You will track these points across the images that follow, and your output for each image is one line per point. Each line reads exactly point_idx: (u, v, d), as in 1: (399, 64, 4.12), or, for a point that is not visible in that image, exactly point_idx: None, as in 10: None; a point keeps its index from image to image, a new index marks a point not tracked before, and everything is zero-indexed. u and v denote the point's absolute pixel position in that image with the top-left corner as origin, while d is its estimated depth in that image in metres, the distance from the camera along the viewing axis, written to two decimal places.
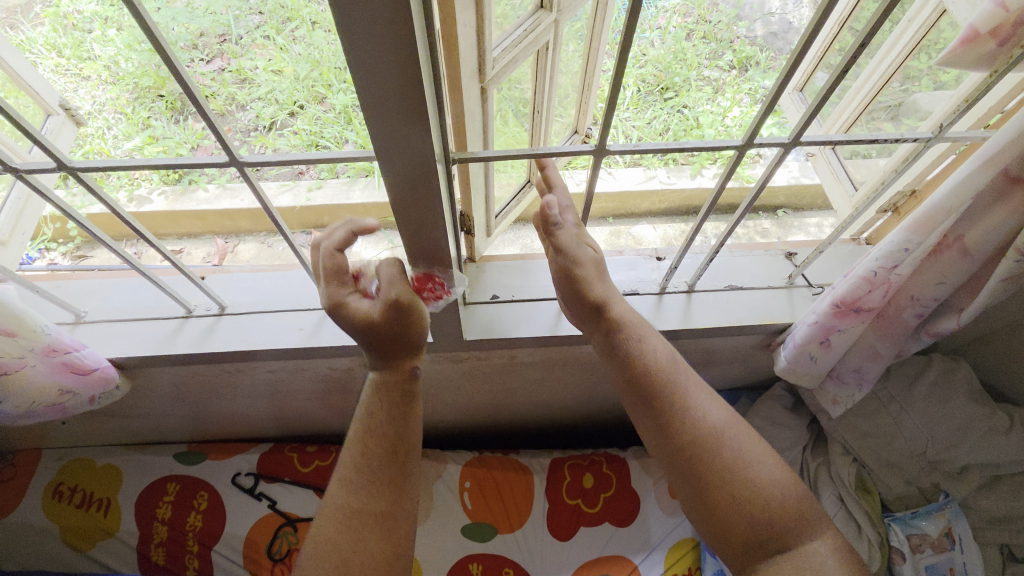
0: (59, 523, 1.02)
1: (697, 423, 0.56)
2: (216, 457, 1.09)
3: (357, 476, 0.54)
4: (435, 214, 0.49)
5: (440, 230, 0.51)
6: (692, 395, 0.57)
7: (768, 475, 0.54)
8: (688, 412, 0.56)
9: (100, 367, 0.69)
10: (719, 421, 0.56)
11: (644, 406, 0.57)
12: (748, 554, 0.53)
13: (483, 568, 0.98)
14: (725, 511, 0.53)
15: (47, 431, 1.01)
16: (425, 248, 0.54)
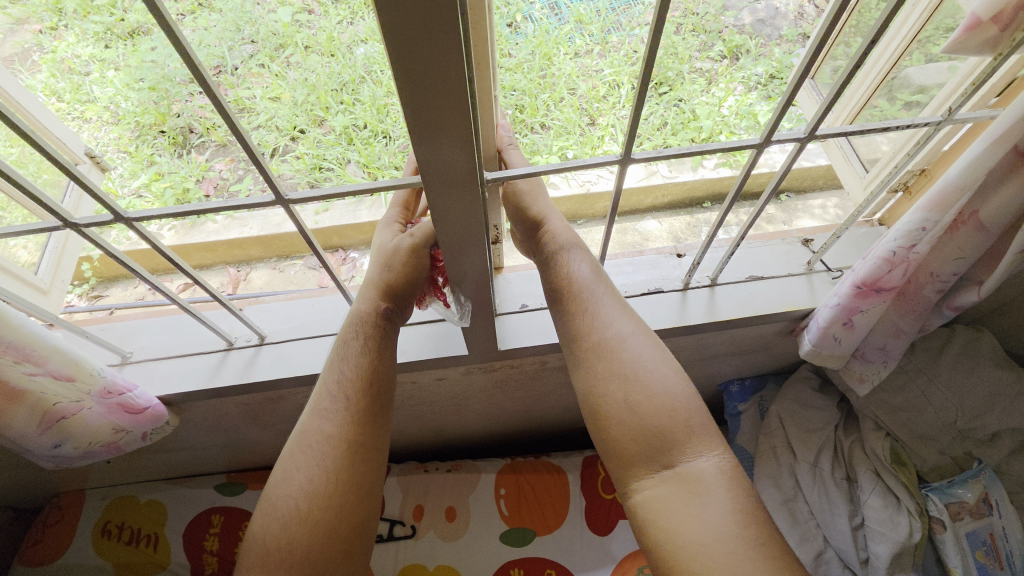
0: (110, 561, 1.04)
1: (600, 332, 0.60)
2: (256, 486, 1.10)
3: (317, 401, 0.60)
4: (473, 232, 0.51)
5: (479, 247, 0.54)
6: (603, 307, 0.61)
7: (665, 390, 0.57)
8: (596, 322, 0.60)
9: (151, 405, 0.71)
10: (626, 332, 0.59)
11: (564, 319, 0.62)
12: (631, 464, 0.55)
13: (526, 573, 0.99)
14: (609, 414, 0.57)
15: (91, 471, 1.04)
16: (460, 266, 0.56)
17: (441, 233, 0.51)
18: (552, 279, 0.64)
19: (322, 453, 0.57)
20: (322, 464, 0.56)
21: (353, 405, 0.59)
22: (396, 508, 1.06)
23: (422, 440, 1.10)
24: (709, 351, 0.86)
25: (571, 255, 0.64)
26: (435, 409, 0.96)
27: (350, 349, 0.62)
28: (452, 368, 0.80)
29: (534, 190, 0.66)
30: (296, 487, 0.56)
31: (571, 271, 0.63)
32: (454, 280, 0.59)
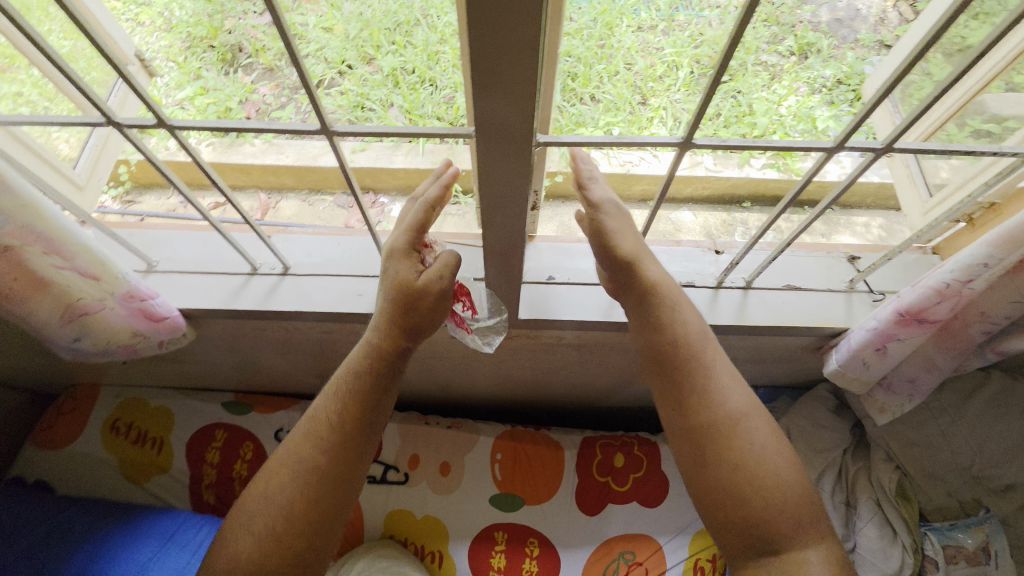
0: (116, 456, 1.09)
1: (711, 407, 0.57)
2: (262, 409, 1.12)
3: (301, 430, 0.59)
4: (517, 197, 0.50)
5: (522, 211, 0.52)
6: (714, 380, 0.58)
7: (779, 478, 0.55)
8: (707, 397, 0.58)
9: (171, 316, 0.72)
10: (737, 409, 0.57)
11: (671, 386, 0.60)
12: (736, 544, 0.56)
13: (508, 537, 1.02)
14: (715, 494, 0.56)
15: (108, 369, 1.07)
16: (499, 228, 0.55)
17: (485, 192, 0.49)
18: (660, 343, 0.60)
19: (291, 486, 0.56)
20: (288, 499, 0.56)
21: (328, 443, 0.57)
22: (391, 454, 1.07)
23: (426, 393, 1.12)
24: (729, 353, 0.84)
25: (676, 307, 0.60)
26: (444, 366, 0.97)
27: (356, 379, 0.59)
28: None
29: (622, 229, 0.59)
30: (260, 521, 0.55)
31: (679, 334, 0.60)
32: (490, 242, 0.58)
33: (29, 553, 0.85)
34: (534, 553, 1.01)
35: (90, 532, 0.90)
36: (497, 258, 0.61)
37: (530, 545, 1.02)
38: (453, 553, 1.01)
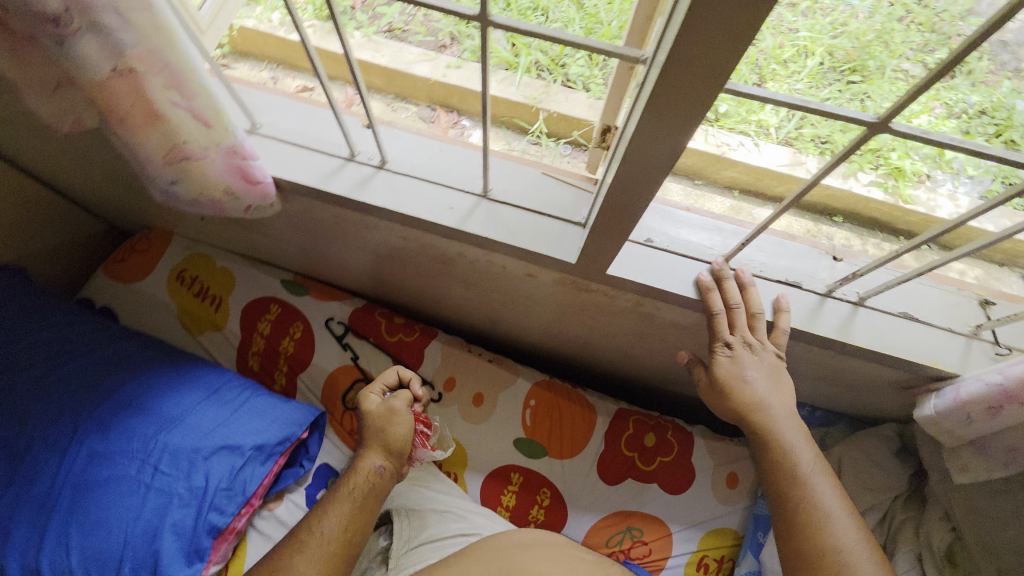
0: (177, 303, 1.13)
1: (820, 535, 0.62)
2: (317, 296, 1.14)
3: (310, 521, 0.75)
4: (688, 120, 0.45)
5: (682, 142, 0.48)
6: (828, 512, 0.63)
7: None
8: (818, 523, 0.63)
9: (264, 181, 0.71)
10: (852, 545, 0.61)
11: (780, 515, 0.66)
12: None
13: (523, 481, 1.02)
14: None
15: (185, 220, 1.10)
16: (644, 160, 0.51)
17: (653, 108, 0.44)
18: (777, 477, 0.66)
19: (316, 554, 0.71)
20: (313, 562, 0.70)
21: (345, 523, 0.75)
22: (430, 370, 1.07)
23: (477, 323, 1.11)
24: (809, 366, 0.79)
25: (790, 443, 0.67)
26: (506, 302, 0.95)
27: (353, 480, 0.79)
28: (548, 272, 0.76)
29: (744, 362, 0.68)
30: None
31: (794, 466, 0.66)
32: (621, 175, 0.54)
33: (87, 372, 0.90)
34: (544, 503, 1.01)
35: (140, 366, 0.92)
36: (619, 191, 0.57)
37: (542, 494, 1.02)
38: (467, 480, 1.03)
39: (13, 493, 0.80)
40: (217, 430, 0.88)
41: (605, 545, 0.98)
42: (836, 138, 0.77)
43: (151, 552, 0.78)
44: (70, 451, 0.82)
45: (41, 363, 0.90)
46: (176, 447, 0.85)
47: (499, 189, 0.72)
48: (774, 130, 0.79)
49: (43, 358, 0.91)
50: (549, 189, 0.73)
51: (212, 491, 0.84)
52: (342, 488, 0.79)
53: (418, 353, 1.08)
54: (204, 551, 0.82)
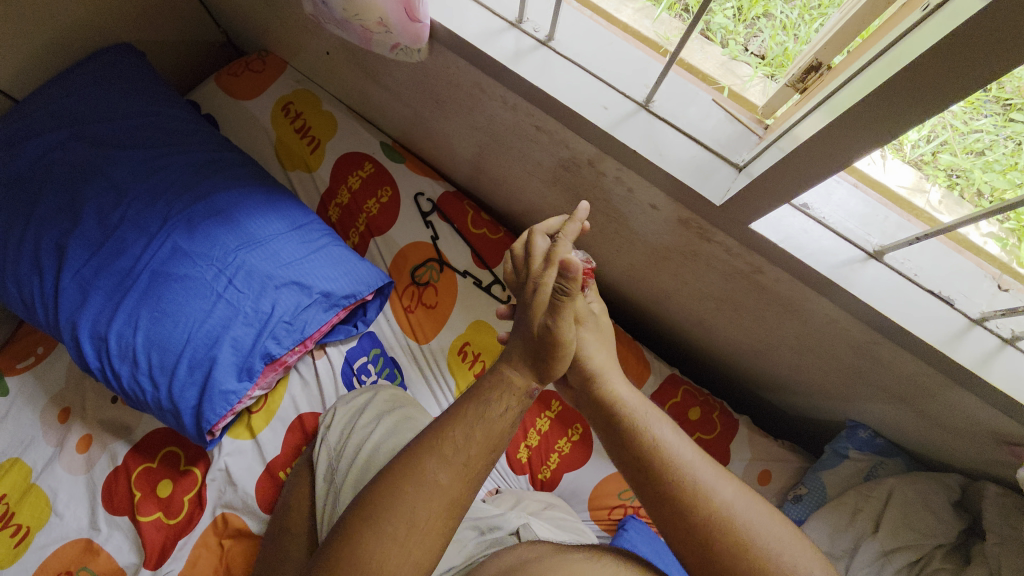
0: (275, 134, 1.13)
1: (694, 499, 0.54)
2: (411, 168, 1.13)
3: (434, 440, 0.55)
4: (1000, 57, 0.38)
5: (938, 100, 0.43)
6: (700, 474, 0.56)
7: (793, 563, 0.51)
8: (693, 487, 0.55)
9: (423, 22, 0.66)
10: (730, 499, 0.54)
11: (649, 490, 0.57)
12: None
13: (560, 411, 1.02)
14: None
15: (307, 51, 1.07)
16: (895, 103, 0.44)
17: (967, 37, 0.38)
18: (634, 453, 0.58)
19: (438, 502, 0.52)
20: (433, 511, 0.51)
21: (482, 456, 0.54)
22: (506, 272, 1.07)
23: None
24: (907, 383, 0.74)
25: (648, 419, 0.60)
26: (604, 229, 0.91)
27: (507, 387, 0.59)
28: (676, 207, 0.71)
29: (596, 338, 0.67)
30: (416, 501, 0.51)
31: (655, 437, 0.59)
32: (841, 118, 0.48)
33: (187, 170, 0.90)
34: (573, 438, 1.01)
35: (235, 180, 0.92)
36: (825, 140, 0.50)
37: (574, 429, 1.01)
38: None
39: (96, 263, 0.82)
40: (293, 265, 0.89)
41: (618, 495, 0.97)
42: (976, 174, 0.58)
43: (209, 357, 0.81)
44: (156, 240, 0.84)
45: (147, 148, 0.91)
46: (252, 268, 0.86)
47: (663, 103, 0.66)
48: (909, 146, 0.62)
49: (151, 144, 0.91)
50: (710, 118, 0.66)
51: (275, 320, 0.85)
52: (489, 400, 0.58)
53: (500, 253, 1.08)
54: (254, 372, 0.84)
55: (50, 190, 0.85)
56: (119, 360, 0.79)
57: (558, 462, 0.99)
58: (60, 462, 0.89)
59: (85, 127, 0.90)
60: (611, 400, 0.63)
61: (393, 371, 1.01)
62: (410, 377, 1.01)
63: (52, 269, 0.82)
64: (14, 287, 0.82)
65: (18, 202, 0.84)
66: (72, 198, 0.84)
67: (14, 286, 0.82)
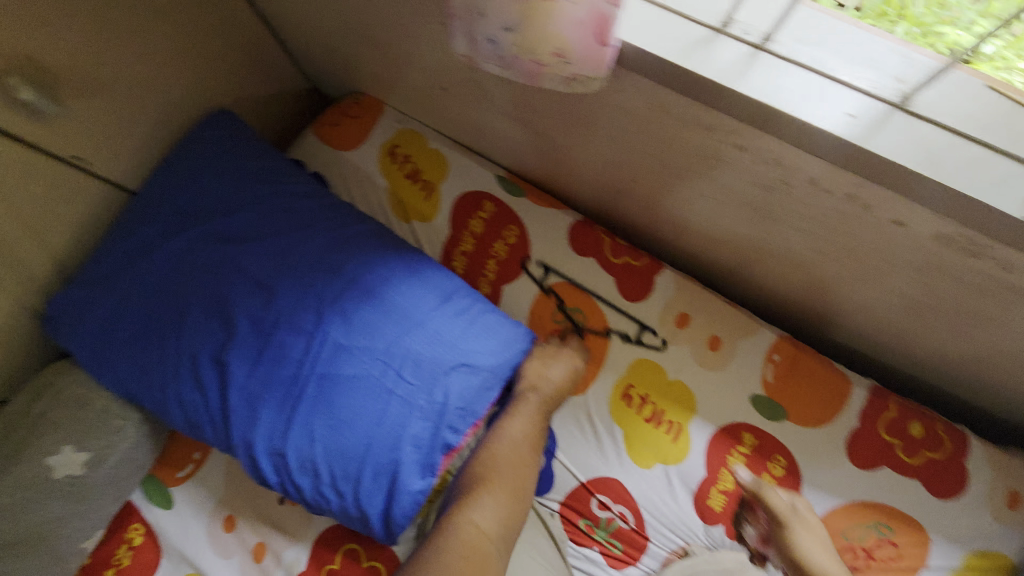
0: (387, 181, 1.05)
1: None
2: (533, 202, 1.06)
3: (497, 436, 0.84)
4: None
5: None
6: None
7: None
8: None
9: (611, 45, 0.55)
10: None
11: None
12: None
13: (755, 445, 0.89)
14: None
15: (410, 87, 0.98)
16: None
17: None
18: None
19: (518, 471, 0.81)
20: (514, 472, 0.81)
21: (532, 442, 0.85)
22: (658, 301, 0.98)
23: (714, 260, 0.96)
24: None
25: None
26: (789, 245, 0.78)
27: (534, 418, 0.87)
28: (938, 219, 0.57)
29: (810, 535, 0.83)
30: (496, 470, 0.80)
31: None
32: None
33: (324, 251, 0.85)
34: (776, 474, 0.87)
35: (377, 256, 0.86)
36: None
37: (774, 461, 0.87)
38: (689, 430, 0.91)
39: (259, 375, 0.79)
40: (455, 345, 0.85)
41: (845, 536, 0.83)
42: None
43: (392, 460, 0.79)
44: (316, 338, 0.81)
45: (279, 235, 0.85)
46: (419, 358, 0.83)
47: (924, 101, 0.53)
48: None
49: (282, 228, 0.86)
50: (986, 109, 0.53)
51: (450, 411, 0.82)
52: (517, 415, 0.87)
53: (646, 281, 1.00)
54: (436, 468, 0.81)
55: (196, 298, 0.81)
56: (300, 474, 0.80)
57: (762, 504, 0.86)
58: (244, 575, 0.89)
59: (214, 224, 0.85)
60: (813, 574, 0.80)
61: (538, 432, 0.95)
62: (562, 429, 0.96)
63: (216, 384, 0.79)
64: (178, 409, 0.80)
65: (167, 316, 0.81)
66: (220, 304, 0.81)
67: (176, 406, 0.80)
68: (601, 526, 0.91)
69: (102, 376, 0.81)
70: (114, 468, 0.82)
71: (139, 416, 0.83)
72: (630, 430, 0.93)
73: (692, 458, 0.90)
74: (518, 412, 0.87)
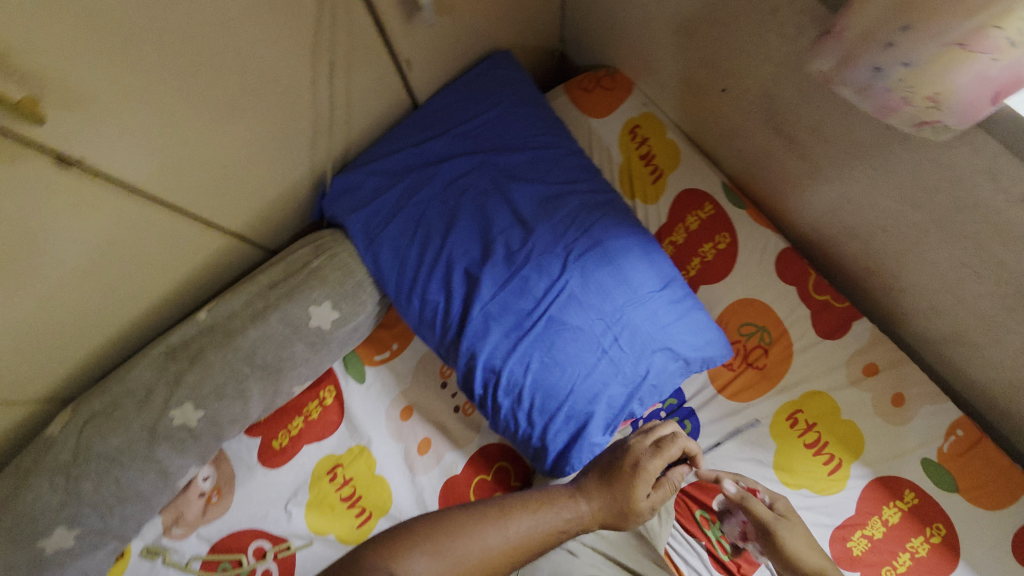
0: (621, 156, 1.13)
1: None
2: (751, 216, 1.10)
3: (502, 510, 0.69)
4: None
5: None
6: None
7: None
8: None
9: (993, 106, 0.59)
10: None
11: None
12: None
13: (918, 506, 0.95)
14: None
15: (691, 81, 1.04)
16: None
17: None
18: None
19: (485, 562, 0.64)
20: (478, 561, 0.64)
21: (525, 547, 0.67)
22: (846, 344, 1.04)
23: (918, 324, 1.00)
24: None
25: None
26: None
27: (550, 527, 0.70)
28: None
29: None
30: (463, 542, 0.64)
31: None
32: None
33: (583, 210, 0.91)
34: (932, 540, 0.92)
35: (623, 226, 0.92)
36: None
37: (934, 528, 0.93)
38: (849, 470, 0.98)
39: (501, 298, 0.86)
40: (667, 329, 0.90)
41: None
42: None
43: (587, 412, 0.86)
44: (556, 284, 0.87)
45: (546, 182, 0.93)
46: (635, 330, 0.88)
47: None
48: None
49: (550, 177, 0.93)
50: None
51: (647, 385, 0.88)
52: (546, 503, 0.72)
53: (842, 325, 1.05)
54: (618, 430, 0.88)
55: (464, 213, 0.90)
56: (503, 395, 0.87)
57: (907, 565, 0.91)
58: (407, 457, 1.04)
59: (494, 154, 0.94)
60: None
61: (685, 420, 1.03)
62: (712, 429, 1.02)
63: (461, 293, 0.87)
64: (418, 304, 0.89)
65: (436, 220, 0.90)
66: (485, 224, 0.89)
67: (418, 301, 0.89)
68: (717, 523, 0.97)
69: (365, 255, 0.91)
70: (349, 333, 0.92)
71: (380, 296, 0.93)
72: (794, 456, 0.99)
73: (844, 498, 0.96)
74: (542, 509, 0.71)
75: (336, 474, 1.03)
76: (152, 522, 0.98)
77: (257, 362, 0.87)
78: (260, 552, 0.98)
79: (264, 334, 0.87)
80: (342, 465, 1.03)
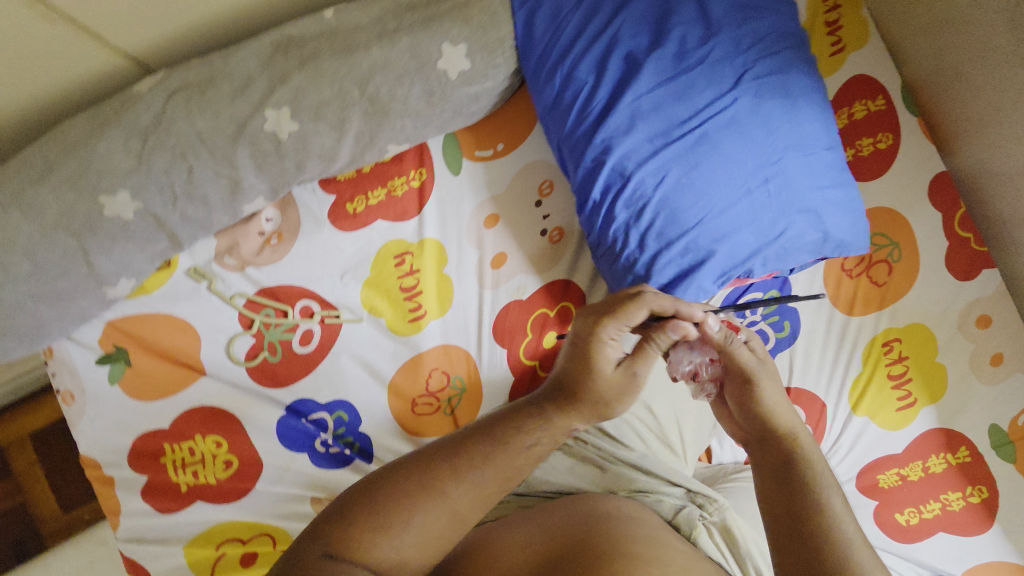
0: (811, 13, 1.01)
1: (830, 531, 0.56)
2: (920, 125, 1.02)
3: (459, 453, 0.55)
4: None
5: None
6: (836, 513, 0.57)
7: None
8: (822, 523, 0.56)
9: None
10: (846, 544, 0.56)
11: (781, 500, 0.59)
12: None
13: (967, 465, 0.96)
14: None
15: None
16: None
17: None
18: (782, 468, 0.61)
19: (457, 514, 0.53)
20: (440, 522, 0.53)
21: (501, 482, 0.55)
22: (967, 284, 0.99)
23: None
24: None
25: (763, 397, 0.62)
26: None
27: (524, 454, 0.56)
28: None
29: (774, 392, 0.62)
30: (428, 506, 0.52)
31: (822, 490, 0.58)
32: None
33: (774, 33, 0.79)
34: (970, 499, 0.95)
35: (808, 67, 0.80)
36: None
37: (974, 489, 0.96)
38: (919, 411, 0.97)
39: (658, 96, 0.75)
40: (820, 192, 0.79)
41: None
42: None
43: (708, 250, 0.77)
44: (723, 99, 0.75)
45: None
46: (790, 180, 0.77)
47: None
48: None
49: None
50: None
51: (780, 244, 0.78)
52: (512, 429, 0.57)
53: (972, 267, 0.98)
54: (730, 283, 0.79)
55: None
56: (623, 205, 0.77)
57: (935, 514, 0.95)
58: (477, 265, 0.98)
59: None
60: (789, 454, 0.61)
61: (783, 320, 0.98)
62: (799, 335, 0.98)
63: (614, 79, 0.76)
64: (559, 82, 0.77)
65: None
66: (663, 13, 0.77)
67: (561, 79, 0.77)
68: None
69: (518, 12, 0.78)
70: (469, 95, 0.81)
71: (515, 68, 0.82)
72: (871, 384, 0.97)
73: (903, 437, 0.97)
74: (513, 436, 0.56)
75: (403, 261, 0.95)
76: (203, 243, 0.88)
77: (368, 91, 0.76)
78: (307, 312, 0.92)
79: (387, 60, 0.76)
80: (412, 254, 0.95)
